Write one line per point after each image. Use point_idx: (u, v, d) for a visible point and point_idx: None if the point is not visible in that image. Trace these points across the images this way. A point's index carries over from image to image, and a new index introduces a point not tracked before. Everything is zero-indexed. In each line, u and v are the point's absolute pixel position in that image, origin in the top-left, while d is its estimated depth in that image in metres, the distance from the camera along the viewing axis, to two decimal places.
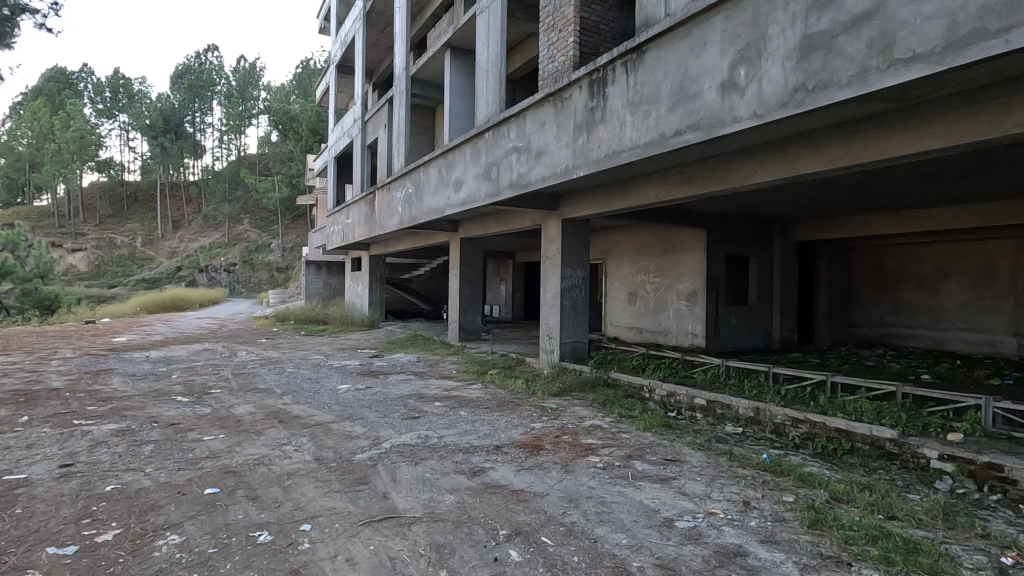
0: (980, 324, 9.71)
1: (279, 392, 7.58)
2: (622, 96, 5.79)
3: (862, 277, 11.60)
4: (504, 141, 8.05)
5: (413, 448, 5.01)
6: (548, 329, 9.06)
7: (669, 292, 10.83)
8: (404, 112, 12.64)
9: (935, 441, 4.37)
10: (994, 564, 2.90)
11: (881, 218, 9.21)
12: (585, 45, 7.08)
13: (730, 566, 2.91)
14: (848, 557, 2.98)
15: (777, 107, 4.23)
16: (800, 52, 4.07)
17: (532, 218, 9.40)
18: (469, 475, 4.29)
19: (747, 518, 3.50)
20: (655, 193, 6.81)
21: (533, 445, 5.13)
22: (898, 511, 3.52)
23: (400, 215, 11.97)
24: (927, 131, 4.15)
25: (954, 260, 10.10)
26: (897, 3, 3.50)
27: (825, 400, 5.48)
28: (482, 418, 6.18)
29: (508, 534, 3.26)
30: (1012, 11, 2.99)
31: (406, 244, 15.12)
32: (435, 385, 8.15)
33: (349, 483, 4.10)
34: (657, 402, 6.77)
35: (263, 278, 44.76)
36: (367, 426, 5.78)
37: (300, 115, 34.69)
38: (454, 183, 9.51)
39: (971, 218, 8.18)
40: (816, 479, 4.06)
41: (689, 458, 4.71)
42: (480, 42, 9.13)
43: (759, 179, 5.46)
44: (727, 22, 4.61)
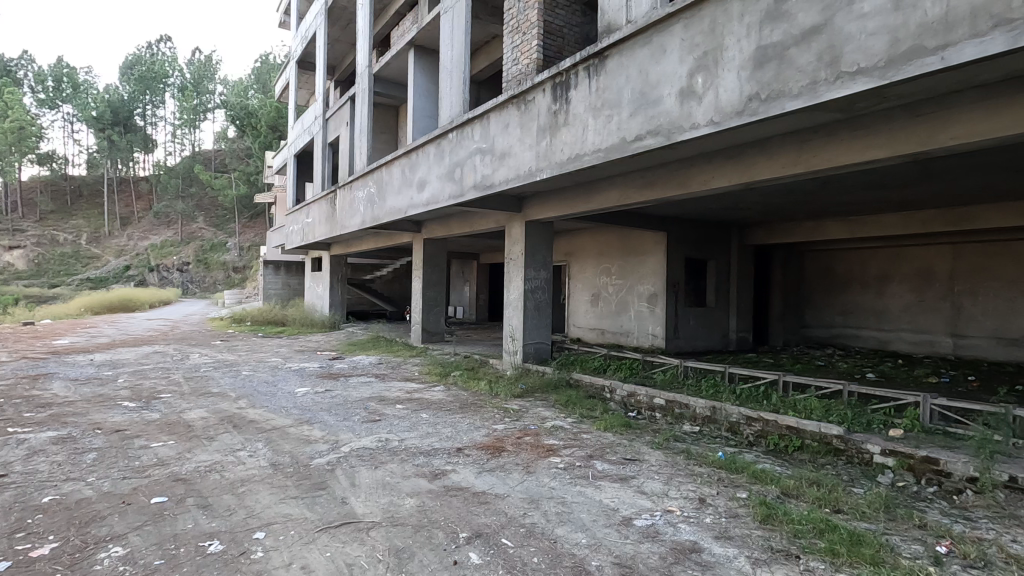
0: (920, 324, 10.26)
1: (234, 396, 7.33)
2: (585, 100, 5.86)
3: (812, 279, 12.08)
4: (467, 141, 8.02)
5: (374, 451, 4.94)
6: (511, 330, 9.08)
7: (631, 294, 11.01)
8: (367, 111, 12.47)
9: (878, 437, 4.59)
10: (930, 553, 3.06)
11: (831, 223, 9.59)
12: (548, 49, 7.14)
13: (685, 563, 2.97)
14: (797, 550, 3.09)
15: (732, 116, 4.36)
16: (754, 62, 4.20)
17: (496, 219, 9.39)
18: (430, 478, 4.25)
19: (703, 515, 3.59)
20: (617, 196, 6.91)
21: (494, 447, 5.12)
22: (844, 505, 3.68)
23: (363, 215, 11.78)
24: (871, 141, 4.36)
25: (898, 263, 10.64)
26: (844, 18, 3.66)
27: (778, 399, 5.68)
28: (444, 420, 6.13)
29: (468, 536, 3.25)
30: (947, 30, 3.18)
31: (368, 245, 14.91)
32: (397, 387, 8.05)
33: (306, 488, 4.01)
34: (617, 402, 6.87)
35: (219, 278, 43.16)
36: (326, 430, 5.66)
37: (259, 110, 33.63)
38: (417, 183, 9.43)
39: (912, 224, 8.65)
40: (768, 475, 4.19)
41: (648, 457, 4.81)
42: (444, 42, 9.09)
43: (716, 184, 5.62)
44: (686, 31, 4.73)
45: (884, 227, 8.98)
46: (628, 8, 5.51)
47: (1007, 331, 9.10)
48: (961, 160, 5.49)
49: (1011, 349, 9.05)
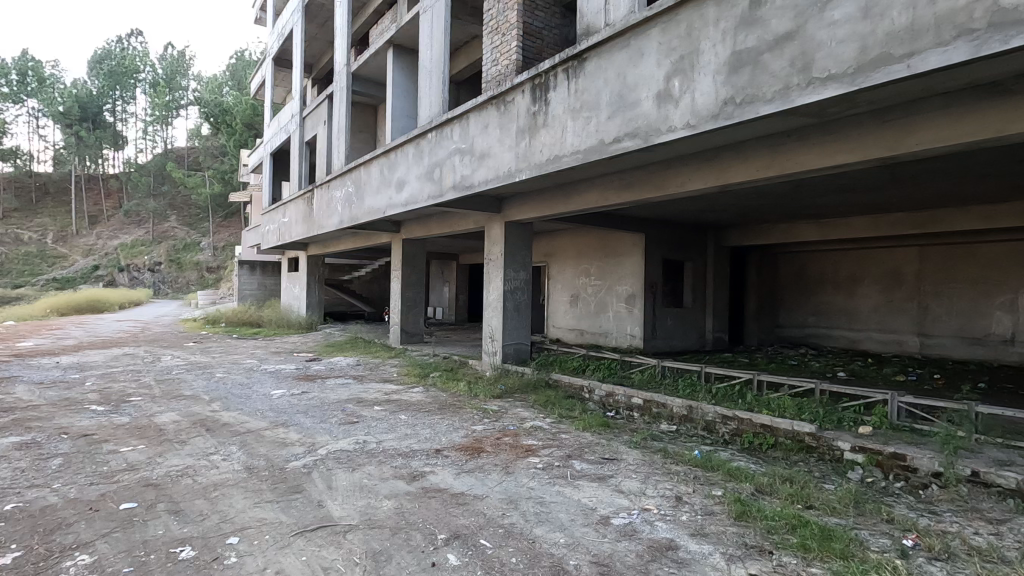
0: (888, 324, 10.55)
1: (207, 399, 7.19)
2: (564, 102, 5.89)
3: (786, 280, 12.34)
4: (447, 142, 8.00)
5: (351, 454, 4.89)
6: (491, 330, 9.08)
7: (610, 295, 11.11)
8: (345, 110, 12.36)
9: (848, 434, 4.71)
10: (897, 547, 3.15)
11: (804, 226, 9.81)
12: (528, 51, 7.16)
13: (662, 561, 3.00)
14: (770, 546, 3.16)
15: (708, 119, 4.43)
16: (729, 67, 4.27)
17: (475, 220, 9.39)
18: (408, 480, 4.22)
19: (679, 512, 3.64)
20: (596, 197, 6.96)
21: (474, 448, 5.11)
22: (815, 500, 3.76)
23: (340, 215, 11.65)
24: (841, 146, 4.48)
25: (867, 265, 10.91)
26: (816, 25, 3.75)
27: (752, 398, 5.79)
28: (422, 422, 6.10)
29: (446, 538, 3.24)
30: (913, 39, 3.28)
31: (346, 245, 14.75)
32: (375, 389, 7.97)
33: (281, 492, 3.94)
34: (596, 402, 6.92)
35: (192, 278, 42.23)
36: (302, 432, 5.58)
37: (234, 107, 33.05)
38: (396, 183, 9.36)
39: (881, 226, 8.90)
40: (743, 473, 4.27)
41: (626, 456, 4.86)
42: (423, 42, 9.04)
43: (692, 187, 5.71)
44: (664, 35, 4.79)
45: (854, 229, 9.21)
46: (606, 11, 5.55)
47: (971, 331, 9.43)
48: (927, 164, 5.66)
49: (974, 348, 9.39)
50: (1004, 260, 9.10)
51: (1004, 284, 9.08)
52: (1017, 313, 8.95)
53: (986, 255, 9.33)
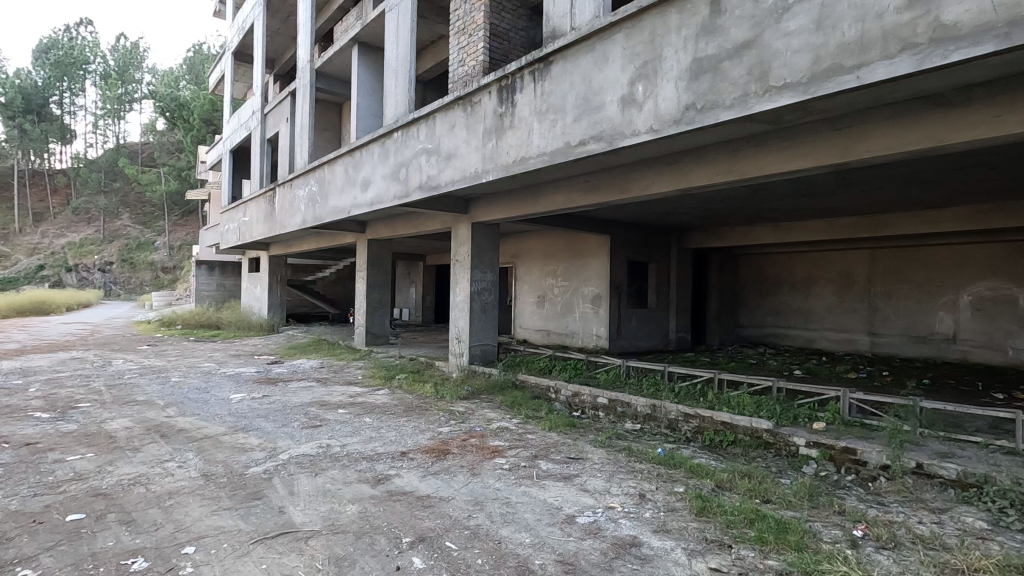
0: (841, 324, 10.99)
1: (161, 404, 6.92)
2: (530, 104, 5.93)
3: (745, 281, 12.72)
4: (413, 141, 7.94)
5: (314, 458, 4.79)
6: (457, 332, 9.04)
7: (576, 295, 11.22)
8: (308, 107, 12.12)
9: (803, 430, 4.88)
10: (848, 537, 3.29)
11: (762, 229, 10.12)
12: (494, 52, 7.17)
13: (625, 557, 3.05)
14: (729, 540, 3.24)
15: (671, 124, 4.53)
16: (691, 73, 4.38)
17: (442, 220, 9.34)
18: (373, 484, 4.17)
19: (642, 509, 3.71)
20: (562, 199, 7.02)
21: (439, 450, 5.07)
22: (772, 495, 3.89)
23: (303, 214, 11.40)
24: (795, 152, 4.65)
25: (822, 266, 11.33)
26: (772, 35, 3.87)
27: (713, 396, 5.94)
28: (388, 424, 6.02)
29: (412, 541, 3.21)
30: (861, 51, 3.43)
31: (309, 245, 14.45)
32: (339, 391, 7.83)
33: (240, 498, 3.83)
34: (562, 402, 6.98)
35: (146, 279, 40.60)
36: (263, 437, 5.44)
37: (191, 102, 31.94)
38: (361, 183, 9.24)
39: (834, 230, 9.25)
40: (704, 469, 4.38)
41: (591, 455, 4.91)
42: (389, 40, 8.96)
43: (656, 190, 5.82)
44: (628, 40, 4.88)
45: (809, 232, 9.55)
46: (572, 15, 5.61)
47: (917, 330, 9.92)
48: (876, 171, 5.93)
49: (920, 346, 9.88)
50: (947, 263, 9.60)
51: (947, 285, 9.59)
52: (959, 312, 9.46)
53: (931, 257, 9.83)
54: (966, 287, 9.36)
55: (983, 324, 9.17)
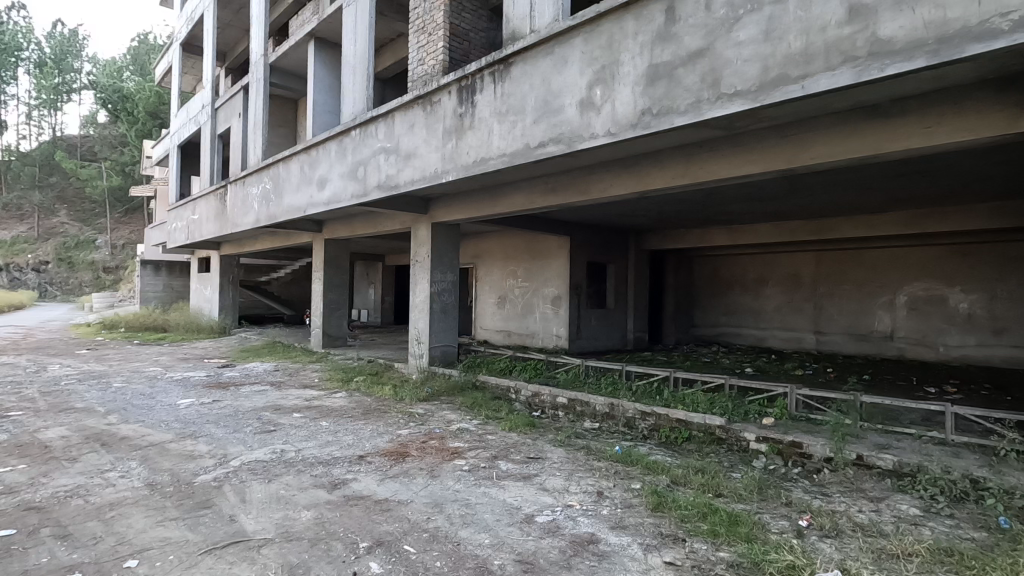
0: (789, 323, 11.45)
1: (102, 411, 6.57)
2: (490, 105, 5.93)
3: (700, 282, 13.08)
4: (371, 140, 7.82)
5: (267, 464, 4.65)
6: (417, 333, 8.95)
7: (536, 296, 11.29)
8: (262, 103, 11.75)
9: (754, 426, 5.06)
10: (794, 527, 3.43)
11: (716, 231, 10.45)
12: (454, 52, 7.14)
13: (584, 554, 3.10)
14: (683, 534, 3.34)
15: (628, 128, 4.62)
16: (647, 79, 4.48)
17: (401, 220, 9.23)
18: (329, 489, 4.08)
19: (600, 506, 3.77)
20: (522, 200, 7.05)
21: (398, 452, 5.01)
22: (724, 488, 4.02)
23: (257, 213, 11.05)
24: (747, 158, 4.81)
25: (771, 267, 11.78)
26: (723, 44, 4.00)
27: (669, 394, 6.09)
28: (345, 428, 5.90)
29: (369, 546, 3.16)
30: (806, 62, 3.59)
31: (263, 245, 14.01)
32: (294, 395, 7.62)
33: (188, 508, 3.68)
34: (522, 402, 7.01)
35: (86, 279, 38.43)
36: (213, 444, 5.24)
37: (136, 94, 30.46)
38: (317, 181, 9.03)
39: (782, 233, 9.65)
40: (660, 466, 4.49)
41: (551, 455, 4.95)
42: (346, 36, 8.79)
43: (614, 192, 5.92)
44: (586, 44, 4.95)
45: (760, 234, 9.93)
46: (532, 17, 5.63)
47: (858, 328, 10.44)
48: (821, 177, 6.22)
49: (861, 344, 10.40)
50: (886, 265, 10.15)
51: (885, 286, 10.13)
52: (896, 311, 10.02)
53: (871, 260, 10.36)
54: (902, 287, 9.92)
55: (918, 322, 9.74)
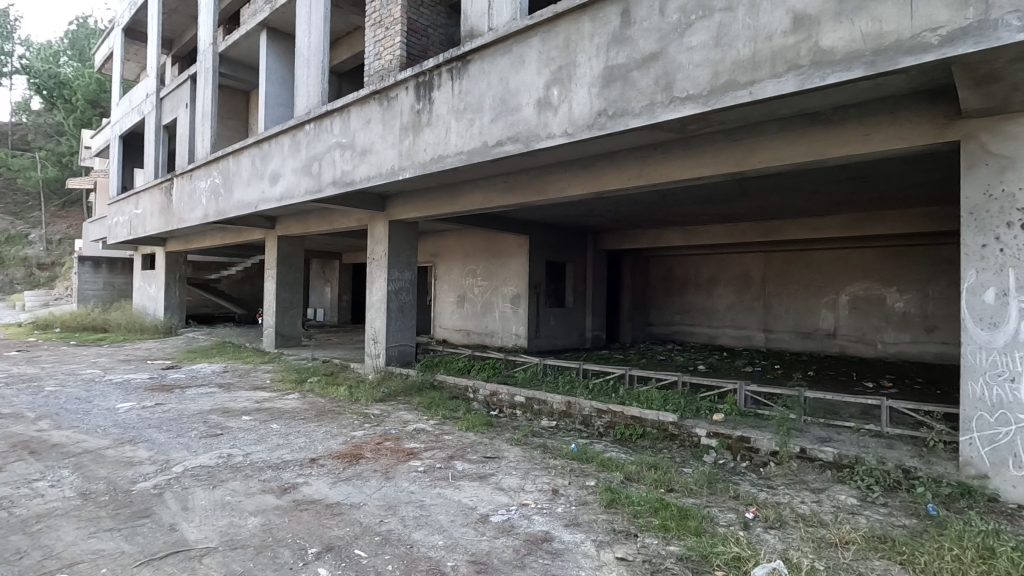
0: (740, 322, 11.83)
1: (31, 418, 6.15)
2: (447, 102, 5.88)
3: (655, 281, 13.37)
4: (325, 135, 7.62)
5: (212, 469, 4.46)
6: (373, 332, 8.79)
7: (495, 295, 11.28)
8: (210, 93, 11.30)
9: (704, 421, 5.20)
10: (740, 520, 3.54)
11: (671, 232, 10.69)
12: (411, 48, 7.05)
13: (537, 553, 3.10)
14: (635, 529, 3.39)
15: (584, 128, 4.66)
16: (602, 80, 4.53)
17: (357, 217, 9.04)
18: (278, 494, 3.95)
19: (554, 505, 3.79)
20: (480, 199, 7.03)
21: (352, 455, 4.91)
22: (676, 483, 4.11)
23: (205, 208, 10.62)
24: (697, 161, 4.94)
25: (722, 268, 12.15)
26: (676, 49, 4.09)
27: (624, 391, 6.19)
28: (296, 430, 5.73)
29: (318, 551, 3.08)
30: (753, 69, 3.70)
31: (213, 241, 13.47)
32: (243, 397, 7.35)
33: (125, 517, 3.50)
34: (480, 402, 6.99)
35: (18, 276, 35.93)
36: (153, 449, 5.01)
37: (75, 80, 28.77)
38: (269, 176, 8.74)
39: (734, 235, 9.97)
40: (614, 462, 4.55)
41: (506, 454, 4.94)
42: (299, 27, 8.54)
43: (570, 193, 5.97)
44: (544, 44, 4.96)
45: (713, 236, 10.22)
46: (489, 15, 5.61)
47: (804, 326, 10.90)
48: (768, 181, 6.45)
49: (806, 341, 10.87)
50: (830, 266, 10.62)
51: (828, 286, 10.61)
52: (838, 310, 10.50)
53: (815, 261, 10.82)
54: (844, 288, 10.41)
55: (858, 321, 10.24)
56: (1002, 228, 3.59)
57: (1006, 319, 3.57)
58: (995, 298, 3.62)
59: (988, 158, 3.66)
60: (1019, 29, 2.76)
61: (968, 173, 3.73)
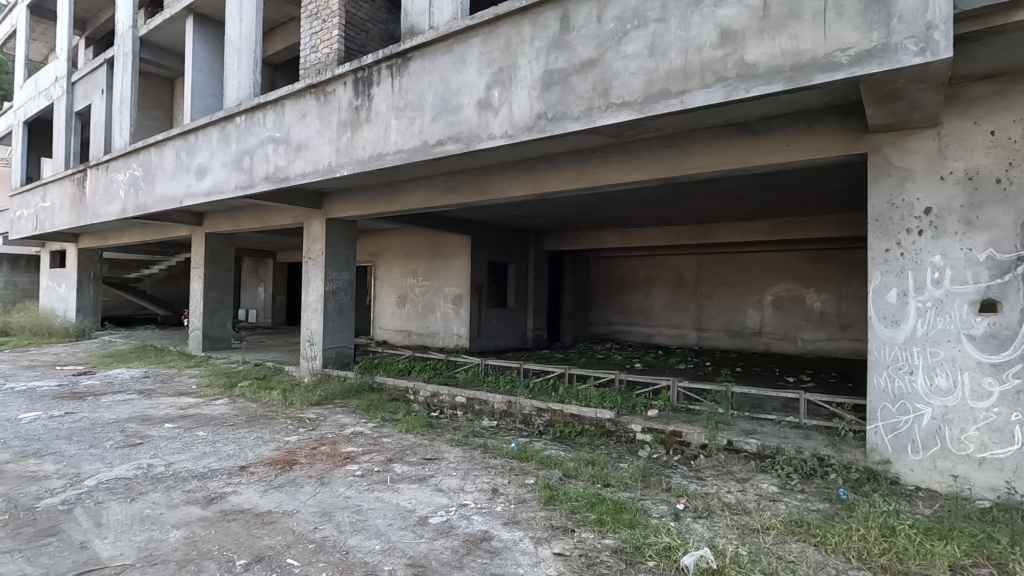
0: (674, 321, 12.31)
1: None
2: (387, 99, 5.78)
3: (595, 282, 13.68)
4: (258, 128, 7.31)
5: (129, 482, 4.18)
6: (309, 334, 8.51)
7: (437, 295, 11.19)
8: (129, 79, 10.57)
9: (640, 418, 5.37)
10: (671, 511, 3.69)
11: (610, 234, 10.99)
12: (350, 42, 6.87)
13: (476, 553, 3.11)
14: (572, 525, 3.46)
15: (524, 130, 4.71)
16: (542, 84, 4.59)
17: (292, 215, 8.72)
18: (204, 505, 3.75)
19: (494, 504, 3.81)
20: (421, 198, 6.95)
21: (285, 461, 4.74)
22: (612, 479, 4.23)
23: (123, 202, 9.92)
24: (635, 166, 5.10)
25: (658, 269, 12.60)
26: (613, 56, 4.20)
27: (563, 390, 6.30)
28: (225, 437, 5.46)
29: (247, 563, 2.95)
30: (685, 79, 3.86)
31: (132, 238, 12.60)
32: (166, 403, 6.92)
33: (27, 538, 3.21)
34: (420, 403, 6.92)
35: None
36: (62, 462, 4.62)
37: None
38: (196, 169, 8.28)
39: (669, 237, 10.36)
40: (553, 460, 4.63)
41: (447, 455, 4.92)
42: (229, 14, 8.13)
43: (512, 193, 6.02)
44: (484, 46, 4.97)
45: (649, 237, 10.59)
46: (430, 13, 5.56)
47: (733, 325, 11.48)
48: (700, 186, 6.75)
49: (735, 339, 11.45)
50: (756, 268, 11.24)
51: (755, 287, 11.23)
52: (763, 310, 11.15)
53: (743, 263, 11.41)
54: (769, 288, 11.05)
55: (781, 319, 10.90)
56: (903, 235, 3.93)
57: (905, 318, 3.92)
58: (897, 298, 3.96)
59: (891, 171, 4.00)
60: (916, 53, 3.04)
61: (874, 184, 4.06)
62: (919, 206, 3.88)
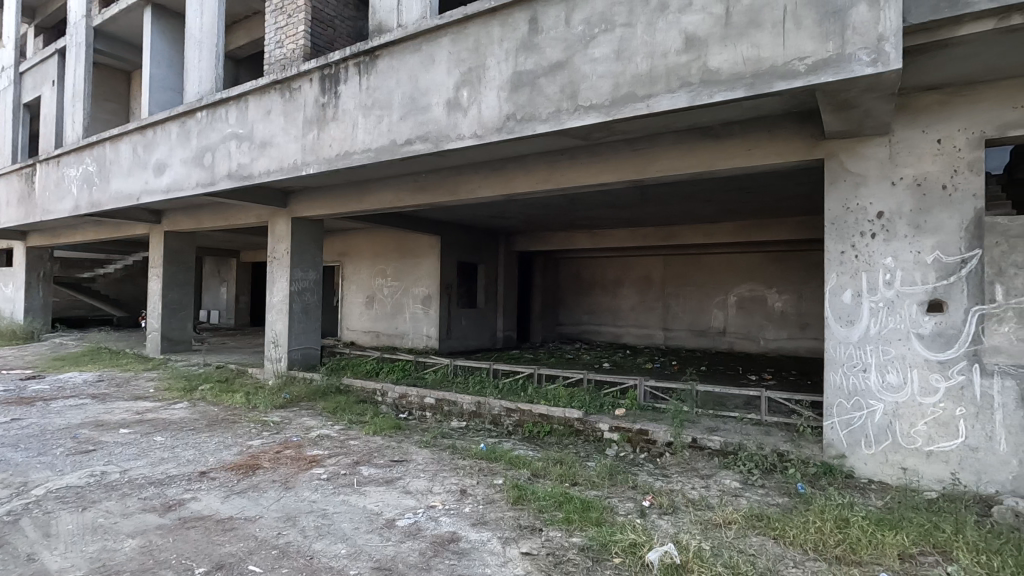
0: (642, 321, 12.50)
1: None
2: (355, 97, 5.71)
3: (565, 282, 13.78)
4: (219, 124, 7.11)
5: (81, 490, 4.01)
6: (274, 335, 8.32)
7: (406, 296, 11.09)
8: (82, 71, 10.14)
9: (607, 417, 5.44)
10: (637, 508, 3.75)
11: (579, 235, 11.09)
12: (317, 38, 6.76)
13: (444, 554, 3.10)
14: (540, 524, 3.48)
15: (493, 131, 4.72)
16: (511, 85, 4.61)
17: (256, 214, 8.51)
18: (161, 512, 3.63)
19: (462, 505, 3.80)
20: (389, 197, 6.88)
21: (248, 465, 4.62)
22: (579, 477, 4.27)
23: (75, 198, 9.51)
24: (602, 168, 5.17)
25: (627, 270, 12.77)
26: (581, 59, 4.24)
27: (533, 390, 6.33)
28: (184, 442, 5.29)
29: (207, 571, 2.87)
30: (650, 84, 3.93)
31: (85, 235, 12.09)
32: (122, 408, 6.66)
33: None
34: (389, 405, 6.84)
35: None
36: (7, 470, 4.40)
37: None
38: (154, 165, 8.00)
39: (637, 238, 10.52)
40: (522, 460, 4.64)
41: (415, 457, 4.89)
42: (190, 6, 7.89)
43: (481, 194, 6.02)
44: (453, 45, 4.96)
45: (617, 238, 10.73)
46: (399, 11, 5.52)
47: (698, 325, 11.73)
48: (666, 189, 6.88)
49: (700, 338, 11.70)
50: (720, 269, 11.51)
51: (719, 288, 11.50)
52: (727, 310, 11.42)
53: (708, 264, 11.68)
54: (732, 289, 11.33)
55: (744, 319, 11.19)
56: (857, 238, 4.10)
57: (859, 317, 4.08)
58: (851, 299, 4.12)
59: (846, 176, 4.15)
60: (868, 64, 3.17)
61: (830, 188, 4.21)
62: (871, 210, 4.04)
